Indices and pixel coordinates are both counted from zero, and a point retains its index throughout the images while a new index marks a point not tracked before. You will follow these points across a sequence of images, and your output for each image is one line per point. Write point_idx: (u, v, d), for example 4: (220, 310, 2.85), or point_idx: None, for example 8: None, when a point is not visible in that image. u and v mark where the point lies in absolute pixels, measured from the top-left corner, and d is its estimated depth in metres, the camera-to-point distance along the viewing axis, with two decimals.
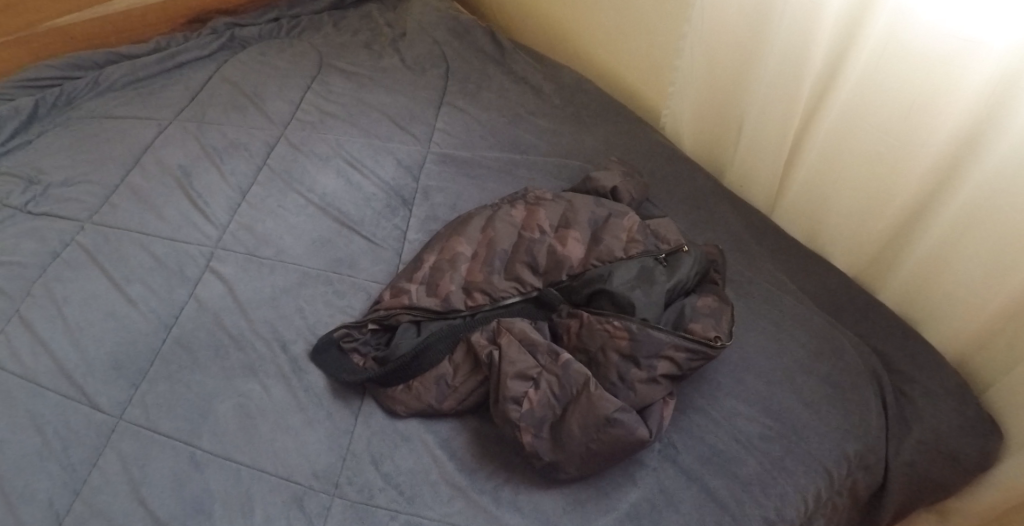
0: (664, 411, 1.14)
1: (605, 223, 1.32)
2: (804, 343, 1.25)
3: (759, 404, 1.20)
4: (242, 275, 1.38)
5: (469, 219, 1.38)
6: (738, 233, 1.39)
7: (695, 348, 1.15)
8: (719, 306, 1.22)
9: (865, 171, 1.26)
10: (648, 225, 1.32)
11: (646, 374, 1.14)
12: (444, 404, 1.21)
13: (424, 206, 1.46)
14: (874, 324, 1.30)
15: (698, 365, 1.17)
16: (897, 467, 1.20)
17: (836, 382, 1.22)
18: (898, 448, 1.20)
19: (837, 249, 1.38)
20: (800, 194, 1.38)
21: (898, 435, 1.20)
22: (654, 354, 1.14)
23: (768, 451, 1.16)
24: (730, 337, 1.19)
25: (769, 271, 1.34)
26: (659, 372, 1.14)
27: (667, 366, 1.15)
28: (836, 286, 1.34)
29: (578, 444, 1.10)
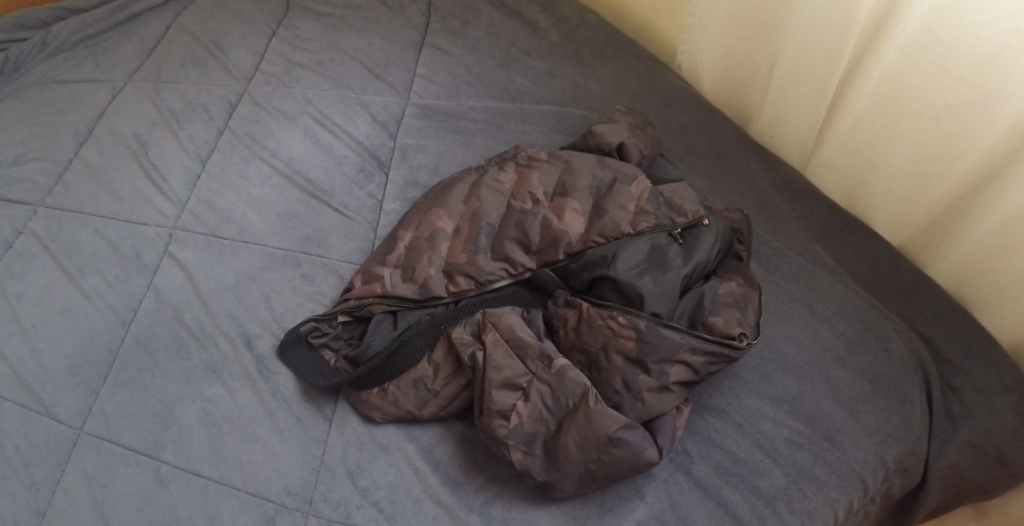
0: (676, 425, 0.98)
1: (610, 190, 1.13)
2: (842, 331, 1.08)
3: (787, 405, 1.04)
4: (203, 259, 1.23)
5: (451, 187, 1.18)
6: (766, 194, 1.21)
7: (714, 351, 0.98)
8: (744, 291, 1.04)
9: (924, 129, 1.05)
10: (659, 191, 1.13)
11: (657, 382, 0.97)
12: (424, 410, 1.07)
13: (402, 170, 1.27)
14: (921, 305, 1.13)
15: (718, 368, 0.99)
16: (937, 468, 1.05)
17: (876, 376, 1.05)
18: (942, 448, 1.05)
19: (882, 213, 1.19)
20: (842, 148, 1.18)
21: (942, 433, 1.06)
22: (666, 359, 0.97)
23: (795, 460, 1.01)
24: (756, 331, 1.01)
25: (801, 243, 1.17)
26: (672, 380, 0.98)
27: (681, 371, 0.98)
28: (880, 259, 1.16)
29: (576, 465, 0.95)
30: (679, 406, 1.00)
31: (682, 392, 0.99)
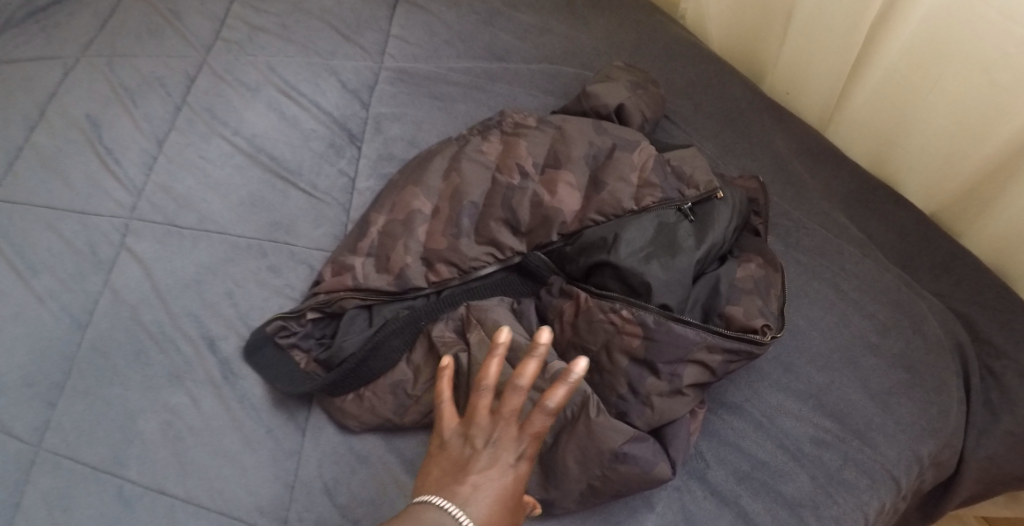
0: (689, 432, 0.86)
1: (609, 159, 0.97)
2: (874, 314, 0.95)
3: (812, 400, 0.91)
4: (161, 251, 1.09)
5: (424, 163, 1.02)
6: (785, 160, 1.08)
7: (735, 349, 0.84)
8: (765, 274, 0.91)
9: (969, 82, 0.94)
10: (665, 158, 0.98)
11: (668, 387, 0.85)
12: (405, 419, 0.93)
13: (377, 143, 1.14)
14: (957, 280, 1.00)
15: (737, 365, 0.87)
16: (973, 459, 0.93)
17: (911, 364, 0.92)
18: (980, 437, 0.93)
19: (913, 180, 1.07)
20: (870, 106, 1.07)
21: (979, 423, 0.93)
22: (679, 360, 0.84)
23: (823, 461, 0.88)
24: (780, 322, 0.88)
25: (825, 211, 1.04)
26: (686, 383, 0.85)
27: (696, 372, 0.85)
28: (910, 230, 1.04)
29: (577, 483, 0.84)
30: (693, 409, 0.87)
31: (696, 395, 0.86)
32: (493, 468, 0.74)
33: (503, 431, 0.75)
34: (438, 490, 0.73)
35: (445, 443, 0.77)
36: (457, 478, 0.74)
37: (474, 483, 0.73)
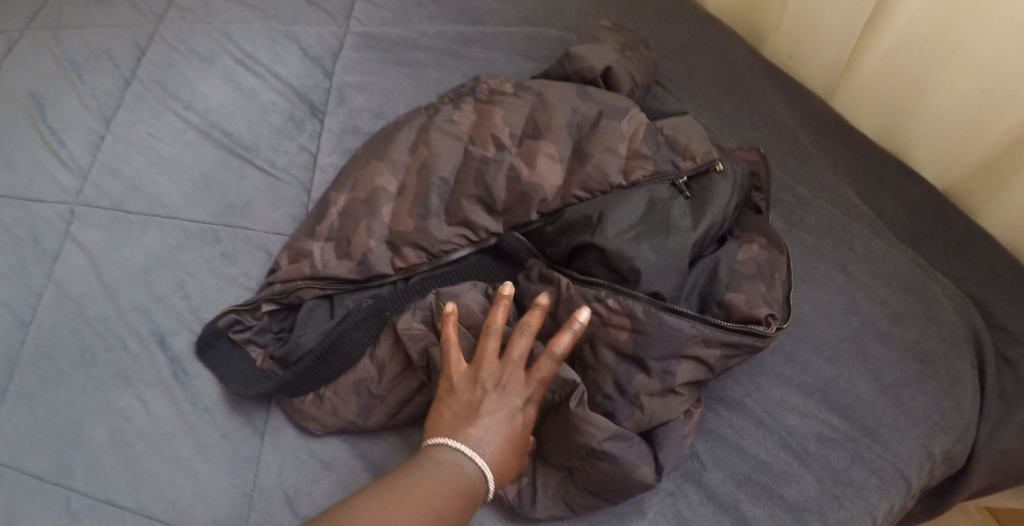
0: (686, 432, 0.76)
1: (594, 128, 0.87)
2: (886, 300, 0.85)
3: (818, 394, 0.80)
4: (108, 240, 0.97)
5: (390, 137, 0.91)
6: (787, 126, 0.98)
7: (735, 343, 0.75)
8: (768, 256, 0.82)
9: (999, 40, 0.83)
10: (657, 127, 0.88)
11: (660, 385, 0.75)
12: (370, 420, 0.84)
13: (340, 114, 1.04)
14: (972, 262, 0.90)
15: (738, 360, 0.77)
16: (986, 454, 0.83)
17: (925, 353, 0.82)
18: (995, 429, 0.83)
19: (928, 152, 0.96)
20: (885, 68, 0.96)
21: (995, 416, 0.83)
22: (672, 355, 0.75)
23: (828, 461, 0.77)
24: (786, 313, 0.79)
25: (828, 185, 0.94)
26: (680, 380, 0.75)
27: (691, 370, 0.76)
28: (921, 205, 0.94)
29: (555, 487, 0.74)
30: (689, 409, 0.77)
31: (692, 394, 0.77)
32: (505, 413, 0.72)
33: (514, 375, 0.72)
34: (452, 432, 0.71)
35: (452, 386, 0.73)
36: (469, 420, 0.71)
37: (487, 425, 0.71)
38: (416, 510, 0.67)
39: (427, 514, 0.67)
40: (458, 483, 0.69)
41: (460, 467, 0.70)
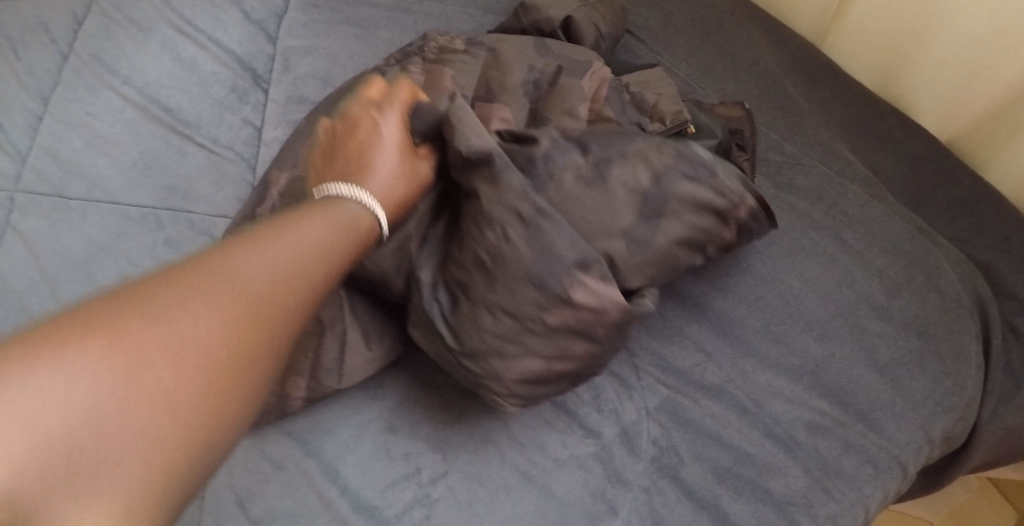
0: (590, 279, 0.65)
1: (553, 87, 0.78)
2: (883, 269, 0.77)
3: (807, 377, 0.73)
4: (45, 228, 0.83)
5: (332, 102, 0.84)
6: (774, 76, 0.89)
7: (693, 161, 0.70)
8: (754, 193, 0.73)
9: None
10: (623, 83, 0.80)
11: (591, 172, 0.69)
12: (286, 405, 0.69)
13: (285, 83, 0.95)
14: (979, 223, 0.81)
15: (699, 208, 0.70)
16: (988, 429, 0.77)
17: (924, 327, 0.75)
18: (998, 403, 0.77)
19: (929, 104, 0.87)
20: (880, 12, 0.87)
21: (999, 390, 0.77)
22: (615, 156, 0.69)
23: (816, 450, 0.71)
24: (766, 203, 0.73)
25: (821, 140, 0.85)
26: (618, 198, 0.69)
27: (634, 173, 0.69)
28: (922, 159, 0.85)
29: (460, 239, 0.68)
30: (619, 243, 0.68)
31: (628, 230, 0.69)
32: (359, 140, 0.68)
33: (364, 108, 0.71)
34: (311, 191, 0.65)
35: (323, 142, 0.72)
36: (329, 167, 0.68)
37: (344, 155, 0.68)
38: (288, 251, 0.55)
39: (316, 253, 0.56)
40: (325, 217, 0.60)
41: (348, 207, 0.62)
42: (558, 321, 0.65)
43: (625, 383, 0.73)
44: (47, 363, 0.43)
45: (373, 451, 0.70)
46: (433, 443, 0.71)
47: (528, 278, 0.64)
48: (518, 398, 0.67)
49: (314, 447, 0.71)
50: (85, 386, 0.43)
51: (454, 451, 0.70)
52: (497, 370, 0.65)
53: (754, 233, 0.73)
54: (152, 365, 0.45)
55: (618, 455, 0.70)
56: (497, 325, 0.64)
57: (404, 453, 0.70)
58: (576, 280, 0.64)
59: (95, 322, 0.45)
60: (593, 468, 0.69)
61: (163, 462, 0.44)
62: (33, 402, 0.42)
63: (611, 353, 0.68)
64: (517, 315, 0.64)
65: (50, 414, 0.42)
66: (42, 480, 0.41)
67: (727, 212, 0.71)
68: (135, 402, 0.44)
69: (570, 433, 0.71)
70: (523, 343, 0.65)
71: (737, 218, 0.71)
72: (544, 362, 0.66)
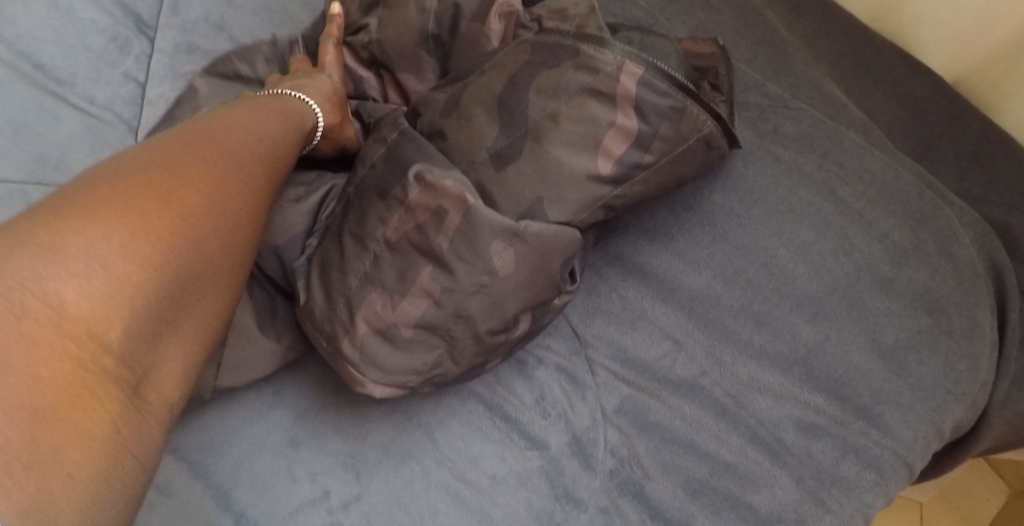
0: (429, 174, 0.53)
1: (456, 40, 0.64)
2: (887, 233, 0.64)
3: (797, 368, 0.61)
4: None
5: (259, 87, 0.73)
6: (752, 4, 0.76)
7: (553, 46, 0.57)
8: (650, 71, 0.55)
9: None
10: (533, 13, 0.63)
11: (447, 101, 0.59)
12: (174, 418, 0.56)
13: (173, 28, 0.73)
14: (993, 177, 0.69)
15: (574, 97, 0.55)
16: (999, 415, 0.65)
17: (934, 300, 0.62)
18: (1012, 385, 0.65)
19: (932, 36, 0.74)
20: None
21: (1012, 370, 0.65)
22: (471, 79, 0.58)
23: (810, 456, 0.59)
24: (673, 88, 0.55)
25: (808, 80, 0.72)
26: (478, 118, 0.57)
27: (481, 92, 0.57)
28: (925, 102, 0.72)
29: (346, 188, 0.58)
30: (485, 166, 0.56)
31: (496, 148, 0.56)
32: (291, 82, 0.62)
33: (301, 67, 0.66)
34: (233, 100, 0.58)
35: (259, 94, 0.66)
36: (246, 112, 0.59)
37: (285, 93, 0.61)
38: (279, 117, 0.56)
39: (302, 121, 0.58)
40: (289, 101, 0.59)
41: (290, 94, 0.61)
42: (399, 235, 0.54)
43: (576, 381, 0.61)
44: (145, 224, 0.42)
45: (271, 472, 0.57)
46: (345, 460, 0.57)
47: (373, 192, 0.55)
48: (372, 358, 0.53)
49: (202, 468, 0.57)
50: (167, 244, 0.43)
51: (370, 470, 0.57)
52: (340, 315, 0.54)
53: (676, 116, 0.55)
54: (217, 226, 0.46)
55: (569, 470, 0.58)
56: (342, 256, 0.55)
57: (309, 473, 0.57)
58: (412, 176, 0.54)
59: (167, 184, 0.44)
60: (539, 486, 0.57)
61: (213, 329, 0.47)
62: (139, 262, 0.41)
63: (477, 296, 0.52)
64: (356, 234, 0.55)
65: (153, 276, 0.42)
66: (146, 340, 0.42)
67: (607, 90, 0.55)
68: (206, 256, 0.46)
69: (510, 444, 0.58)
70: (363, 274, 0.54)
71: (632, 96, 0.55)
72: (388, 297, 0.53)
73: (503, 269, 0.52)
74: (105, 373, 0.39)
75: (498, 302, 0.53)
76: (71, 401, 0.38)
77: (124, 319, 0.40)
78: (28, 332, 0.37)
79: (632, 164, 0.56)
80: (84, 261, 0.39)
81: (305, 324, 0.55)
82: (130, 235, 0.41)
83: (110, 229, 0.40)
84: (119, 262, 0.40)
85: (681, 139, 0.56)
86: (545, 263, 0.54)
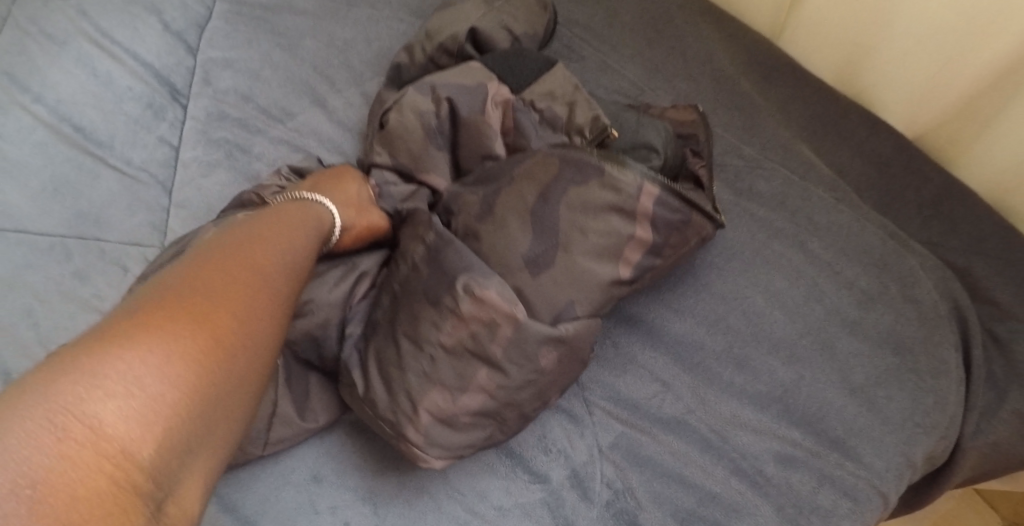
0: (476, 286, 0.60)
1: (462, 132, 0.70)
2: (854, 281, 0.70)
3: (775, 405, 0.66)
4: None
5: (288, 160, 0.78)
6: (728, 73, 0.84)
7: (578, 163, 0.63)
8: (668, 193, 0.63)
9: None
10: (525, 98, 0.72)
11: (480, 207, 0.65)
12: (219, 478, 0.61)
13: (206, 97, 0.82)
14: (954, 224, 0.75)
15: (599, 214, 0.62)
16: (973, 446, 0.69)
17: (900, 342, 0.68)
18: (982, 418, 0.69)
19: (894, 98, 0.81)
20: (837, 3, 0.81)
21: (981, 403, 0.69)
22: (502, 187, 0.65)
23: (789, 486, 0.64)
24: (684, 206, 0.64)
25: (782, 141, 0.78)
26: (511, 226, 0.63)
27: (513, 201, 0.64)
28: (890, 158, 0.79)
29: (390, 288, 0.65)
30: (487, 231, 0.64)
31: (530, 255, 0.62)
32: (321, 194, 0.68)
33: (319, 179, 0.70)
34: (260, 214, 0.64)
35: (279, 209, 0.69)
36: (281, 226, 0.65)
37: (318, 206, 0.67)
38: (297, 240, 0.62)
39: (317, 241, 0.64)
40: (308, 218, 0.65)
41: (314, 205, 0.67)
42: (455, 341, 0.60)
43: (575, 420, 0.67)
44: (178, 348, 0.47)
45: (295, 505, 0.63)
46: (363, 494, 0.63)
47: (423, 299, 0.62)
48: (434, 440, 0.60)
49: (232, 503, 0.63)
50: (195, 370, 0.48)
51: (386, 504, 0.63)
52: (403, 409, 0.60)
53: (682, 228, 0.64)
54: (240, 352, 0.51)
55: (568, 502, 0.63)
56: (399, 355, 0.61)
57: (330, 506, 0.63)
58: (461, 288, 0.60)
59: (198, 315, 0.50)
60: (541, 517, 0.63)
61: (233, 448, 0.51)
62: (171, 382, 0.46)
63: (527, 387, 0.60)
64: (411, 337, 0.61)
65: (185, 395, 0.47)
66: (176, 458, 0.46)
67: (630, 209, 0.62)
68: (232, 381, 0.50)
69: (514, 479, 0.64)
70: (422, 372, 0.60)
71: (649, 214, 0.63)
72: (448, 393, 0.60)
73: (547, 368, 0.60)
74: (135, 488, 0.43)
75: (542, 390, 0.61)
76: (104, 515, 0.41)
77: (157, 434, 0.45)
78: (68, 450, 0.42)
79: (645, 267, 0.64)
80: (121, 382, 0.45)
81: (367, 413, 0.62)
82: (163, 358, 0.47)
83: (144, 358, 0.46)
84: (153, 383, 0.46)
85: (685, 243, 0.65)
86: (577, 357, 0.62)
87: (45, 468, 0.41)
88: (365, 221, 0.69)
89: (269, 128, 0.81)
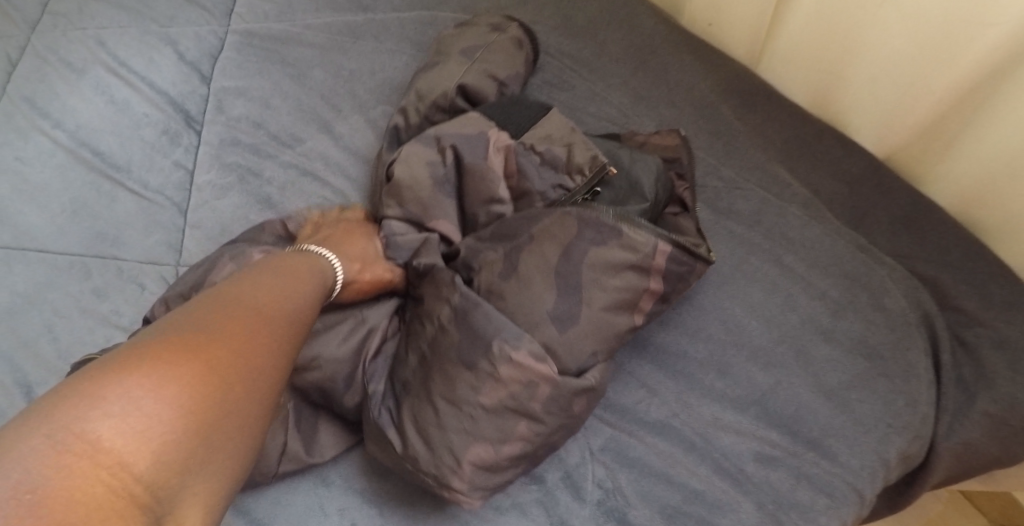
0: (513, 351, 0.64)
1: (471, 178, 0.75)
2: (825, 291, 0.76)
3: (754, 408, 0.71)
4: None
5: (298, 184, 0.83)
6: (710, 99, 0.89)
7: (597, 224, 0.68)
8: (683, 252, 0.68)
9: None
10: (526, 142, 0.76)
11: (504, 266, 0.69)
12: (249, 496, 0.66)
13: (219, 123, 0.87)
14: (922, 237, 0.80)
15: (618, 272, 0.67)
16: (946, 445, 0.73)
17: (870, 348, 0.73)
18: (954, 418, 0.73)
19: (864, 121, 0.86)
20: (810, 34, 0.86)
21: (953, 404, 0.73)
22: (523, 247, 0.69)
23: (769, 483, 0.69)
24: (695, 260, 0.69)
25: (760, 163, 0.84)
26: (536, 286, 0.67)
27: (539, 262, 0.68)
28: (861, 177, 0.84)
29: (416, 347, 0.69)
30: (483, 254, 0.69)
31: (554, 313, 0.66)
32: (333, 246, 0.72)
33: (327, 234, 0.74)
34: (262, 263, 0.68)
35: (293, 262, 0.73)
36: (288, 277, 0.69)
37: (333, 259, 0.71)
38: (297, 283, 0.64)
39: (318, 283, 0.67)
40: (312, 268, 0.68)
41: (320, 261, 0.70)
42: (493, 402, 0.63)
43: None
44: (174, 373, 0.49)
45: (304, 507, 0.68)
46: (368, 497, 0.68)
47: (457, 362, 0.65)
48: (477, 486, 0.63)
49: (245, 507, 0.68)
50: (191, 392, 0.49)
51: (392, 506, 0.67)
52: (445, 464, 0.63)
53: (689, 276, 0.70)
54: (239, 377, 0.53)
55: (562, 501, 0.68)
56: (438, 415, 0.64)
57: (338, 508, 0.67)
58: (498, 352, 0.64)
59: (193, 345, 0.52)
60: (537, 515, 0.67)
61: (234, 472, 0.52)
62: (168, 405, 0.48)
63: (559, 430, 0.65)
64: (450, 399, 0.64)
65: (182, 416, 0.48)
66: (173, 475, 0.47)
67: (646, 265, 0.68)
68: (229, 404, 0.52)
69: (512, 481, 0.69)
70: (463, 430, 0.63)
71: (662, 269, 0.68)
72: (492, 446, 0.63)
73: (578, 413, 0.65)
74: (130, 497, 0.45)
75: (573, 429, 0.67)
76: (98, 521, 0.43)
77: (154, 451, 0.46)
78: (67, 464, 0.44)
79: (656, 311, 0.70)
80: (118, 403, 0.46)
81: (404, 468, 0.66)
82: (159, 381, 0.48)
83: (140, 380, 0.47)
84: (148, 402, 0.47)
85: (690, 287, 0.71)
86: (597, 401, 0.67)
87: (40, 478, 0.43)
88: (374, 274, 0.73)
89: (278, 153, 0.85)
